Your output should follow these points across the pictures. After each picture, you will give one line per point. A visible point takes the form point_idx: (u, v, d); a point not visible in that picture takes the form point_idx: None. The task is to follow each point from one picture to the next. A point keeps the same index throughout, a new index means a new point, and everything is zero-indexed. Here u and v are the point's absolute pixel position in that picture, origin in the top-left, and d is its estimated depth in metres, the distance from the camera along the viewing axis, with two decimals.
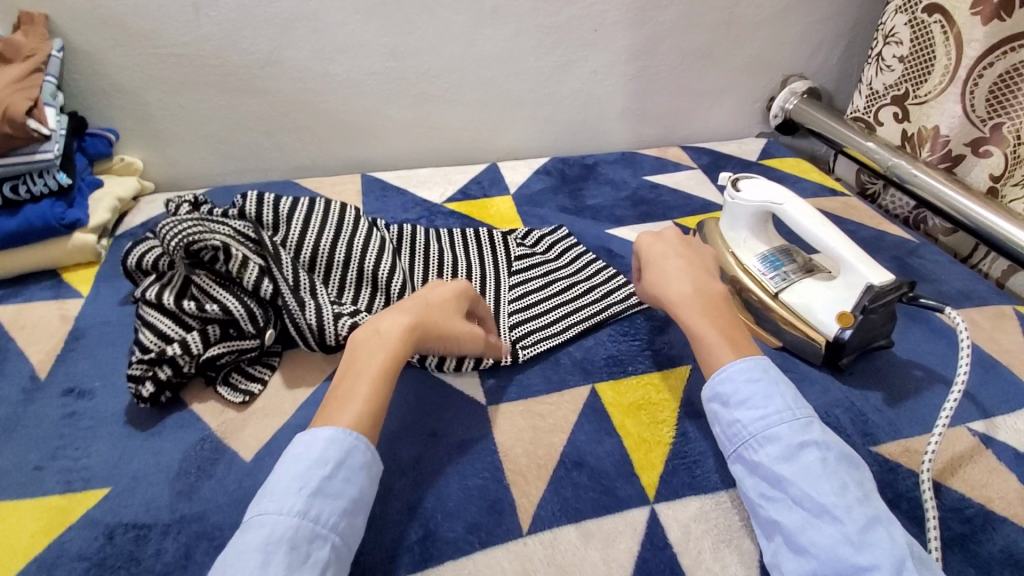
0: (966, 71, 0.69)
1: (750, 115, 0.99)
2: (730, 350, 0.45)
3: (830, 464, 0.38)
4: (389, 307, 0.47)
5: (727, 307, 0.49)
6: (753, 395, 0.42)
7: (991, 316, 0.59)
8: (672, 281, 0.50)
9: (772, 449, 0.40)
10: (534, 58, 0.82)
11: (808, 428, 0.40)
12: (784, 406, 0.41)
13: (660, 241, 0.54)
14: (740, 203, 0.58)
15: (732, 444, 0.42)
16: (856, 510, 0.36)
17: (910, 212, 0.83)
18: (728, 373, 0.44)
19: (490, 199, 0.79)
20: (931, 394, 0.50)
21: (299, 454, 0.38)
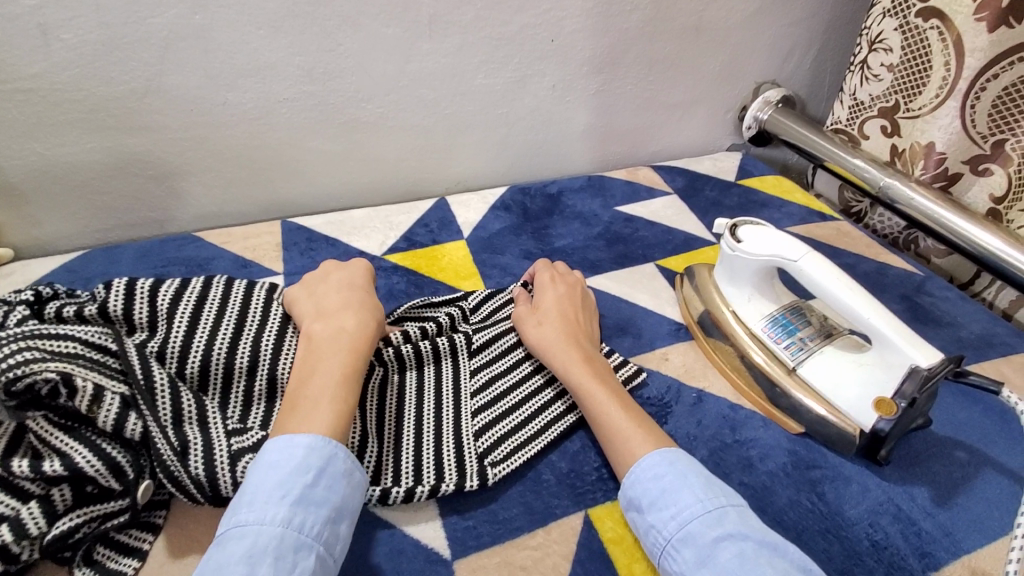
0: (967, 86, 0.63)
1: (721, 127, 0.90)
2: (617, 410, 0.41)
3: (747, 556, 0.32)
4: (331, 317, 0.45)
5: (608, 366, 0.46)
6: (660, 490, 0.36)
7: (1020, 368, 0.52)
8: (557, 339, 0.46)
9: (688, 554, 0.34)
10: (483, 75, 0.70)
11: (722, 520, 0.34)
12: (694, 498, 0.35)
13: (553, 289, 0.51)
14: (742, 256, 0.49)
15: (654, 555, 0.36)
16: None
17: (900, 233, 0.75)
18: (640, 470, 0.38)
19: (441, 245, 0.66)
20: (981, 485, 0.42)
21: (277, 460, 0.35)
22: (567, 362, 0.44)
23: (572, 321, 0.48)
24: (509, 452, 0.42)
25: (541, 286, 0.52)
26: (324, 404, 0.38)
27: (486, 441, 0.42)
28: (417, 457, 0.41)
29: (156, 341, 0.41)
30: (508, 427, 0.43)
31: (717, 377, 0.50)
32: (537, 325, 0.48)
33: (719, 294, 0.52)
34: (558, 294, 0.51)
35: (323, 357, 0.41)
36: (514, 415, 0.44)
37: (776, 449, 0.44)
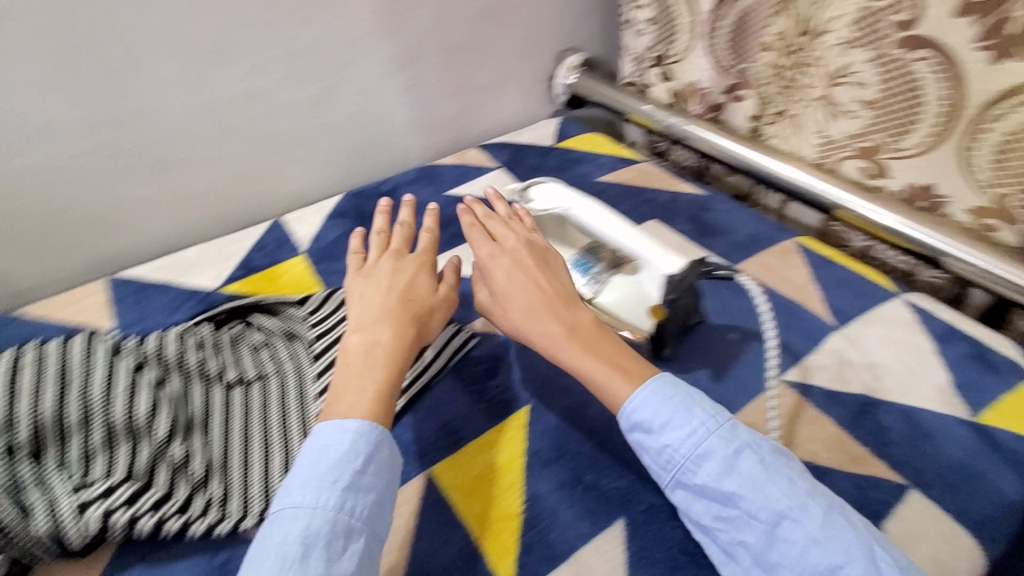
0: (705, 28, 0.74)
1: (538, 97, 0.97)
2: (593, 362, 0.43)
3: (768, 461, 0.38)
4: (365, 301, 0.49)
5: (594, 321, 0.46)
6: (673, 413, 0.40)
7: (779, 255, 0.62)
8: (526, 308, 0.46)
9: (710, 467, 0.38)
10: (287, 91, 0.72)
11: (734, 433, 0.39)
12: (705, 415, 0.40)
13: (495, 258, 0.49)
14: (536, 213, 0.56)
15: (668, 471, 0.40)
16: (813, 504, 0.36)
17: (695, 164, 0.86)
18: (642, 398, 0.41)
19: (280, 265, 0.68)
20: (748, 355, 0.52)
21: (328, 444, 0.39)
22: (536, 329, 0.45)
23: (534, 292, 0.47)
24: None
25: (481, 265, 0.50)
26: (369, 388, 0.43)
27: None
28: (253, 476, 0.46)
29: None
30: None
31: None
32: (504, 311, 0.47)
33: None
34: (511, 258, 0.49)
35: (366, 340, 0.45)
36: None
37: None
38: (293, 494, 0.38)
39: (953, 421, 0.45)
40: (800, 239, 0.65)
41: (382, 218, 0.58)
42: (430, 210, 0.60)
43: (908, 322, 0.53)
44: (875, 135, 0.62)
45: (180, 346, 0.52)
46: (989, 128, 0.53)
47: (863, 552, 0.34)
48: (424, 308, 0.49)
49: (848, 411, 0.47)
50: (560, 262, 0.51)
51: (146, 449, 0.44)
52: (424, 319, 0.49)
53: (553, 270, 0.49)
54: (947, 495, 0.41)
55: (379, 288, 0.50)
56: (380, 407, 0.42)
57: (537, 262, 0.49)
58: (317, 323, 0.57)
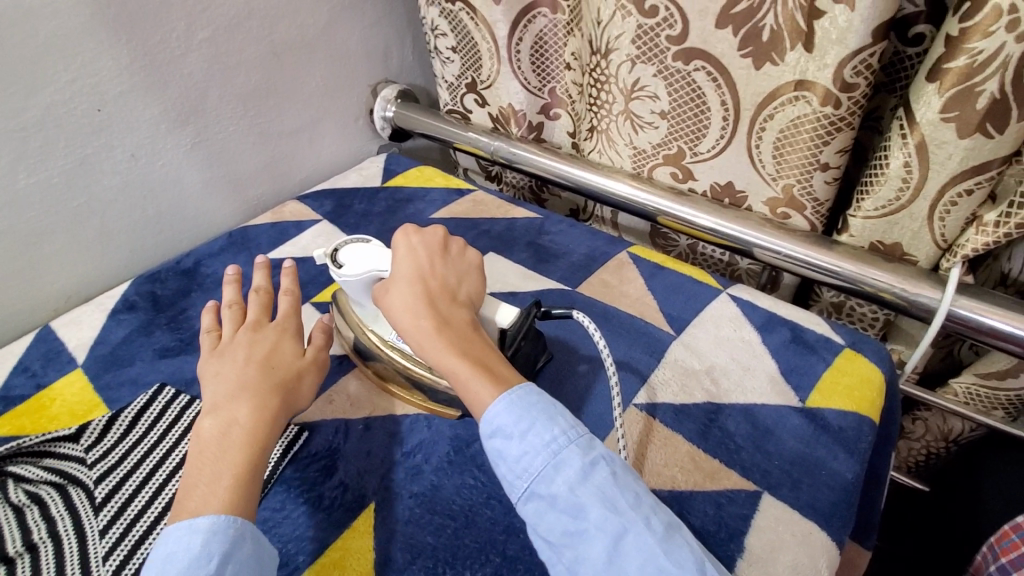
0: (507, 51, 0.72)
1: (358, 135, 0.91)
2: (467, 365, 0.41)
3: (620, 475, 0.38)
4: (219, 378, 0.43)
5: (471, 322, 0.44)
6: (533, 422, 0.39)
7: (614, 270, 0.63)
8: (408, 305, 0.44)
9: (567, 475, 0.37)
10: (22, 173, 0.59)
11: (592, 446, 0.38)
12: (567, 426, 0.39)
13: (400, 244, 0.48)
14: (347, 280, 0.47)
15: (524, 481, 0.38)
16: (653, 519, 0.36)
17: (530, 184, 0.85)
18: (510, 402, 0.39)
19: (51, 387, 0.55)
20: (600, 385, 0.50)
21: (174, 550, 0.34)
22: (416, 326, 0.43)
23: (421, 287, 0.45)
24: None
25: (396, 247, 0.48)
26: (225, 477, 0.38)
27: None
28: None
29: None
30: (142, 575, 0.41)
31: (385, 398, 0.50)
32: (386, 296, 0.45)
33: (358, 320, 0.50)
34: (414, 249, 0.47)
35: (222, 422, 0.40)
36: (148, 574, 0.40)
37: (439, 443, 0.46)
38: None
39: (787, 411, 0.47)
40: (631, 249, 0.66)
41: (229, 287, 0.52)
42: (285, 266, 0.54)
43: (736, 318, 0.56)
44: (677, 143, 0.65)
45: None
46: (764, 126, 0.57)
47: (692, 563, 0.34)
48: (292, 373, 0.46)
49: (695, 424, 0.47)
50: (466, 264, 0.49)
51: None
52: (288, 387, 0.44)
53: (453, 268, 0.47)
54: (794, 491, 0.42)
55: (235, 360, 0.45)
56: (239, 494, 0.37)
57: (434, 256, 0.47)
58: (97, 458, 0.47)
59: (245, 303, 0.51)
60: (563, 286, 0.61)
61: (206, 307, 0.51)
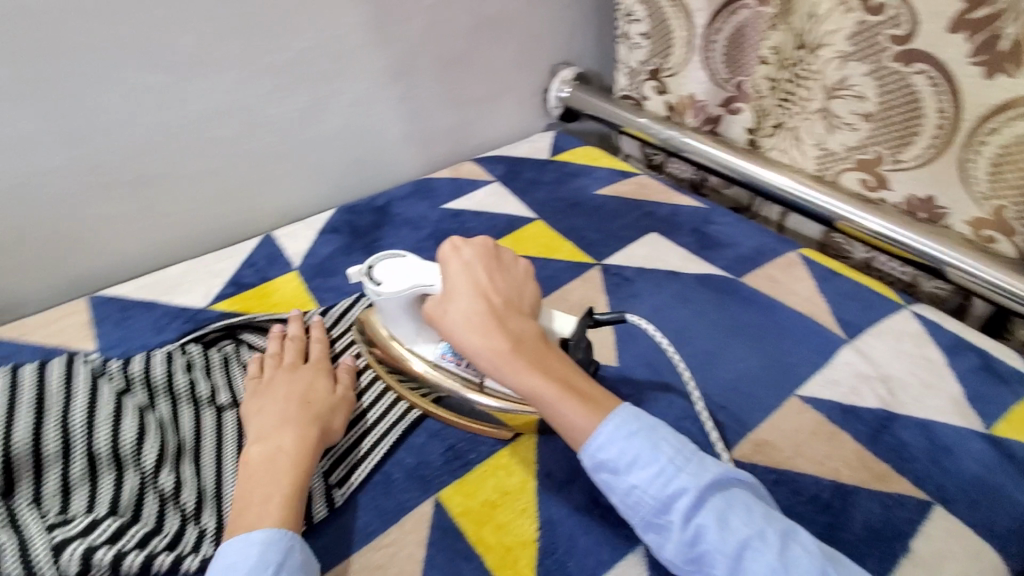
0: (701, 40, 0.74)
1: (531, 110, 0.96)
2: (552, 396, 0.40)
3: (728, 491, 0.36)
4: (263, 410, 0.43)
5: (542, 336, 0.43)
6: (637, 451, 0.37)
7: (783, 268, 0.62)
8: (478, 326, 0.42)
9: (678, 503, 0.36)
10: (273, 106, 0.69)
11: (701, 466, 0.37)
12: (671, 448, 0.37)
13: (449, 261, 0.45)
14: (387, 298, 0.45)
15: (637, 514, 0.37)
16: (771, 533, 0.34)
17: (693, 176, 0.86)
18: (608, 437, 0.38)
19: (272, 282, 0.65)
20: (760, 371, 0.51)
21: (234, 561, 0.34)
22: (491, 353, 0.41)
23: (486, 308, 0.42)
24: (350, 470, 0.43)
25: (444, 262, 0.45)
26: (274, 498, 0.38)
27: (327, 461, 0.44)
28: None
29: None
30: (350, 443, 0.45)
31: None
32: (451, 315, 0.42)
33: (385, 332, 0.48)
34: (466, 268, 0.44)
35: (278, 442, 0.41)
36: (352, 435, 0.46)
37: None
38: None
39: (969, 435, 0.45)
40: (803, 251, 0.64)
41: (276, 330, 0.52)
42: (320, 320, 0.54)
43: (918, 335, 0.53)
44: (874, 148, 0.62)
45: (167, 369, 0.49)
46: (984, 141, 0.54)
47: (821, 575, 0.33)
48: (324, 408, 0.44)
49: (866, 428, 0.46)
50: (518, 280, 0.46)
51: (131, 480, 0.41)
52: (325, 420, 0.43)
53: (511, 286, 0.45)
54: (969, 510, 0.41)
55: (290, 387, 0.45)
56: (290, 513, 0.37)
57: (492, 270, 0.45)
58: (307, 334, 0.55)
59: (284, 344, 0.51)
60: (726, 274, 0.61)
61: (256, 354, 0.52)
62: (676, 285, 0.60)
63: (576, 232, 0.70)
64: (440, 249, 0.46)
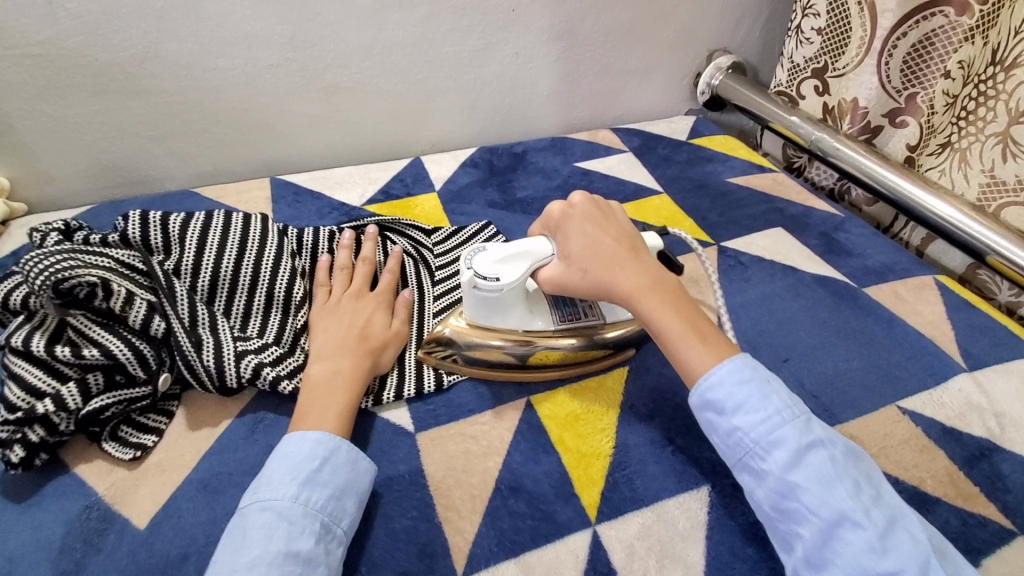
0: (881, 44, 0.70)
1: (677, 93, 0.97)
2: (695, 339, 0.42)
3: (839, 463, 0.37)
4: (326, 333, 0.47)
5: (675, 280, 0.46)
6: (796, 457, 0.37)
7: (912, 287, 0.60)
8: (618, 268, 0.44)
9: (779, 455, 0.37)
10: (450, 42, 0.76)
11: (860, 492, 0.36)
12: (829, 462, 0.37)
13: (569, 216, 0.47)
14: (508, 290, 0.45)
15: (736, 454, 0.39)
16: (875, 514, 0.35)
17: (834, 184, 0.83)
18: (746, 417, 0.39)
19: (415, 198, 0.74)
20: (861, 374, 0.51)
21: (288, 449, 0.39)
22: (635, 297, 0.44)
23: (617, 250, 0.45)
24: None
25: (558, 227, 0.47)
26: (326, 421, 0.41)
27: None
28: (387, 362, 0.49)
29: (172, 261, 0.49)
30: None
31: None
32: (586, 277, 0.45)
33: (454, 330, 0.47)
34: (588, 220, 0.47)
35: (332, 367, 0.44)
36: None
37: None
38: (259, 490, 0.37)
39: None
40: (938, 276, 0.62)
41: (345, 244, 0.55)
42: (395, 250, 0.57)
43: None
44: None
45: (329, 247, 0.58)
46: None
47: (919, 569, 0.33)
48: (379, 342, 0.48)
49: (963, 451, 0.45)
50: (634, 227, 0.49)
51: (291, 324, 0.51)
52: (377, 353, 0.47)
53: (631, 230, 0.48)
54: None
55: (347, 319, 0.48)
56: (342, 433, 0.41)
57: (605, 221, 0.47)
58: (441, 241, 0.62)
59: (355, 268, 0.54)
60: (848, 280, 0.60)
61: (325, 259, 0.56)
62: (792, 278, 0.60)
63: (700, 211, 0.71)
64: (550, 207, 0.48)
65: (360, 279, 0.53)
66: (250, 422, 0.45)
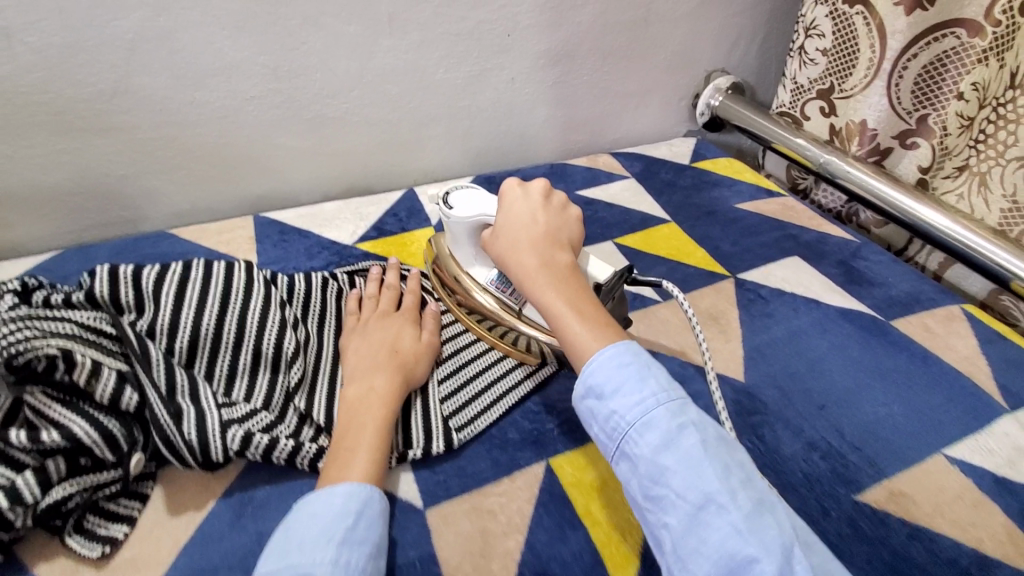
0: (891, 65, 0.68)
1: (675, 114, 0.94)
2: (574, 322, 0.40)
3: (676, 403, 0.37)
4: (357, 353, 0.46)
5: (572, 268, 0.43)
6: (625, 382, 0.37)
7: (941, 319, 0.57)
8: (521, 248, 0.44)
9: (650, 438, 0.35)
10: (443, 69, 0.72)
11: (683, 419, 0.36)
12: (659, 388, 0.37)
13: (510, 190, 0.47)
14: (454, 222, 0.49)
15: (593, 412, 0.38)
16: (742, 496, 0.33)
17: (842, 206, 0.80)
18: (602, 367, 0.38)
19: (411, 233, 0.69)
20: (902, 420, 0.47)
21: (317, 509, 0.35)
22: (523, 276, 0.43)
23: (528, 230, 0.44)
24: (472, 419, 0.45)
25: (504, 195, 0.47)
26: (361, 452, 0.39)
27: (450, 406, 0.46)
28: None
29: (145, 321, 0.43)
30: (472, 394, 0.47)
31: (675, 337, 0.54)
32: (499, 241, 0.45)
33: (458, 265, 0.52)
34: (523, 199, 0.46)
35: (365, 389, 0.43)
36: (473, 386, 0.48)
37: (721, 399, 0.48)
38: (287, 559, 0.33)
39: None
40: (966, 306, 0.59)
41: (373, 277, 0.54)
42: (415, 272, 0.56)
43: None
44: None
45: (321, 296, 0.53)
46: None
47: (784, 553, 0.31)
48: (411, 357, 0.46)
49: (1020, 505, 0.42)
50: (577, 218, 0.47)
51: (283, 383, 0.45)
52: (408, 369, 0.46)
53: (565, 220, 0.46)
54: None
55: (376, 338, 0.47)
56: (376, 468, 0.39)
57: (544, 207, 0.46)
58: None
59: (382, 293, 0.53)
60: (874, 313, 0.57)
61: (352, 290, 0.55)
62: (815, 313, 0.57)
63: (711, 241, 0.68)
64: (503, 182, 0.48)
65: (386, 302, 0.52)
66: (237, 504, 0.40)
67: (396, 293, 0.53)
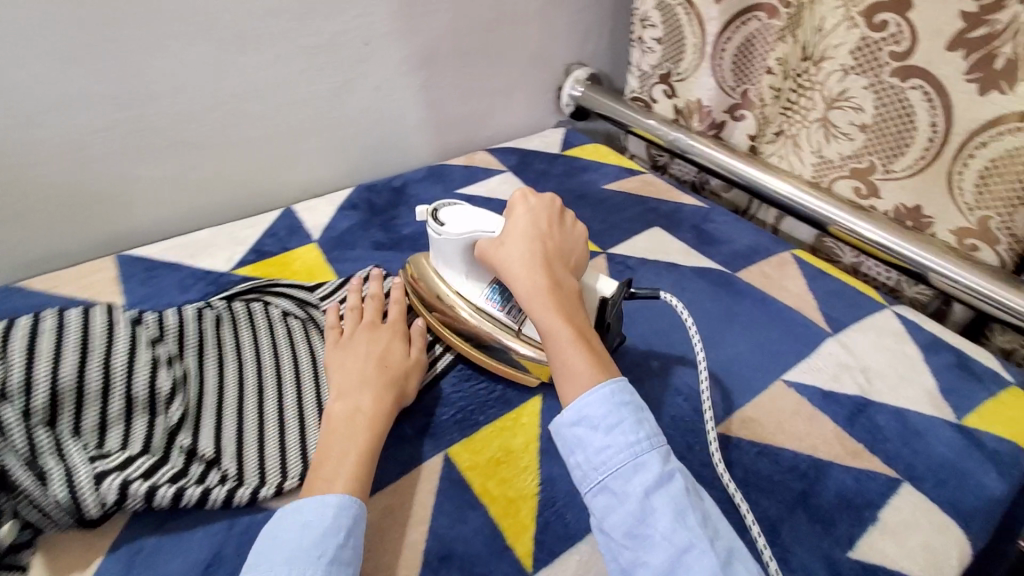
0: (711, 48, 0.77)
1: (543, 107, 1.00)
2: (575, 343, 0.42)
3: (666, 454, 0.38)
4: (343, 368, 0.47)
5: (576, 291, 0.46)
6: (620, 419, 0.38)
7: (777, 266, 0.66)
8: (534, 264, 0.45)
9: (641, 478, 0.36)
10: (304, 84, 0.72)
11: (668, 459, 0.38)
12: (650, 431, 0.38)
13: (519, 208, 0.50)
14: (447, 239, 0.50)
15: (589, 456, 0.38)
16: (719, 545, 0.34)
17: (695, 177, 0.90)
18: (597, 393, 0.39)
19: (292, 252, 0.69)
20: (749, 357, 0.54)
21: (310, 520, 0.36)
22: (533, 290, 0.44)
23: (539, 247, 0.47)
24: None
25: (511, 207, 0.50)
26: (342, 471, 0.40)
27: None
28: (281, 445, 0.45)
29: None
30: None
31: None
32: (504, 252, 0.47)
33: (438, 277, 0.53)
34: (533, 219, 0.49)
35: (350, 409, 0.43)
36: None
37: None
38: (273, 571, 0.34)
39: (940, 423, 0.49)
40: (796, 251, 0.68)
41: (354, 287, 0.54)
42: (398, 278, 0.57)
43: (897, 332, 0.57)
44: (870, 157, 0.67)
45: (197, 326, 0.52)
46: (974, 154, 0.58)
47: None
48: (401, 372, 0.47)
49: (844, 411, 0.50)
50: (581, 238, 0.50)
51: (163, 423, 0.44)
52: (400, 385, 0.46)
53: (573, 240, 0.49)
54: (937, 487, 0.45)
55: (359, 352, 0.48)
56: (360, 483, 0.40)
57: (553, 220, 0.50)
58: (324, 296, 0.58)
59: (365, 304, 0.53)
60: (723, 268, 0.65)
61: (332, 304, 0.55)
62: (675, 275, 0.64)
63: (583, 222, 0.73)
64: (511, 195, 0.51)
65: (366, 315, 0.52)
66: (127, 554, 0.40)
67: (382, 305, 0.53)
